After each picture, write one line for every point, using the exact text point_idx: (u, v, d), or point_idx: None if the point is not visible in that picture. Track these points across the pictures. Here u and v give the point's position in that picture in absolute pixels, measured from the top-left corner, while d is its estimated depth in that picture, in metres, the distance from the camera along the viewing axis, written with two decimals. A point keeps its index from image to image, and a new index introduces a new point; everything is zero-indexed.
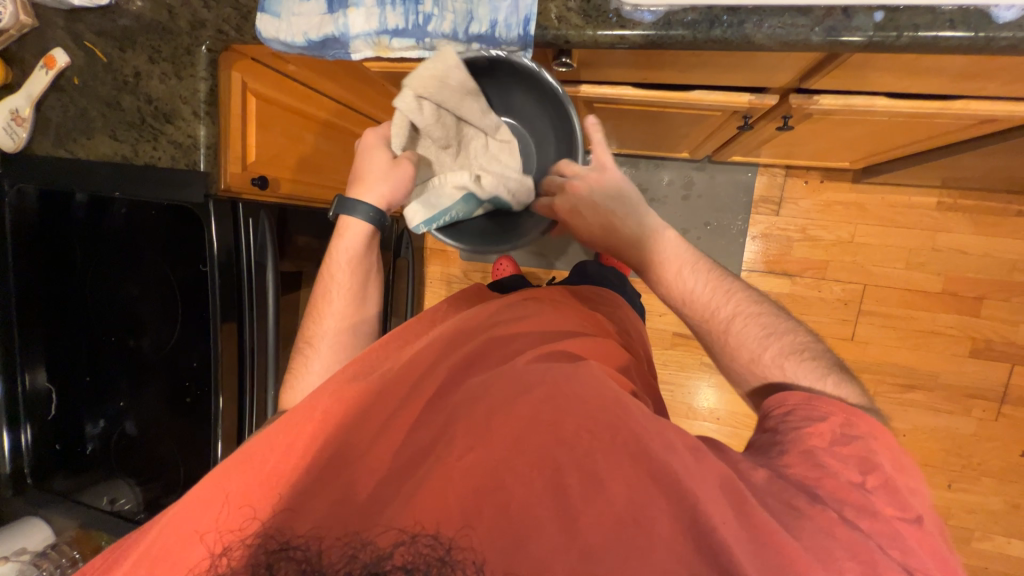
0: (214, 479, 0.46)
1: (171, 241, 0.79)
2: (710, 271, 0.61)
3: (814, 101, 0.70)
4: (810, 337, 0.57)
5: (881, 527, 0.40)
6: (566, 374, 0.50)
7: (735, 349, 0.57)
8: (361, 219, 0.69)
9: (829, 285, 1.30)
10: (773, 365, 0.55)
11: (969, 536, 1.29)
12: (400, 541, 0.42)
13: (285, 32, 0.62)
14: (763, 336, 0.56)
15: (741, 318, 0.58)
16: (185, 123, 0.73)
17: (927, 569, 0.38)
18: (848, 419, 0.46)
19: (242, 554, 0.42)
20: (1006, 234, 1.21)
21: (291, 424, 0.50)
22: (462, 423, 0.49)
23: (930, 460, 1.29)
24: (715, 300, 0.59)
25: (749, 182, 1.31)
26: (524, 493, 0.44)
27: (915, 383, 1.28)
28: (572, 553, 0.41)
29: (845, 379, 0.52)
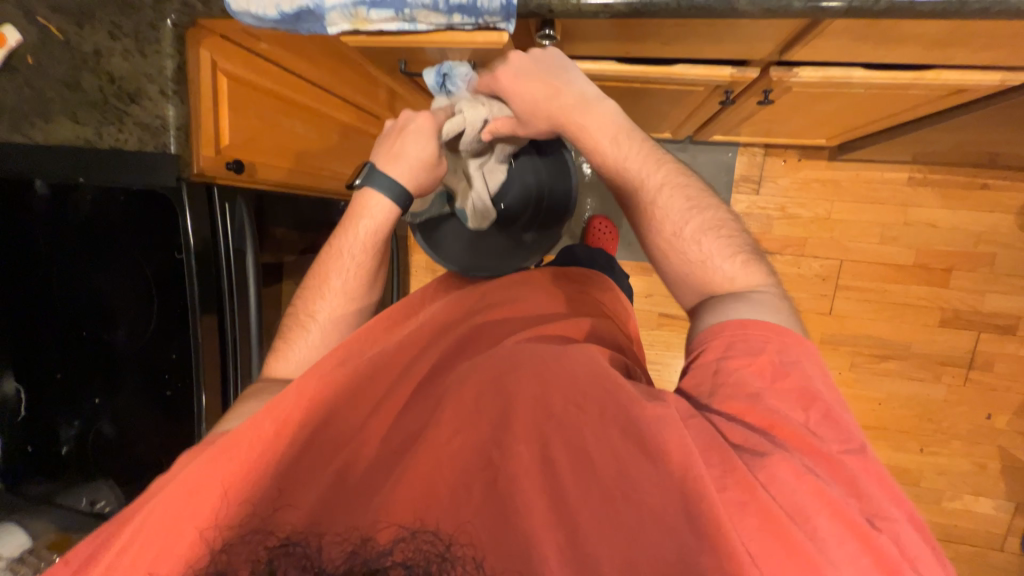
0: (201, 470, 0.43)
1: (144, 230, 0.75)
2: (641, 144, 0.58)
3: (792, 73, 0.71)
4: (727, 217, 0.56)
5: (832, 466, 0.38)
6: (553, 354, 0.48)
7: (659, 222, 0.55)
8: (388, 197, 0.64)
9: (808, 261, 1.34)
10: (693, 242, 0.54)
11: (940, 496, 1.36)
12: (399, 537, 0.39)
13: (255, 4, 0.59)
14: (685, 210, 0.55)
15: (671, 192, 0.55)
16: (151, 102, 0.70)
17: (879, 504, 0.37)
18: (784, 344, 0.45)
19: (241, 546, 0.39)
20: (972, 207, 1.26)
21: (280, 408, 0.47)
22: (450, 405, 0.48)
23: (903, 426, 1.35)
24: (647, 172, 0.56)
25: (730, 162, 1.33)
26: (512, 468, 0.43)
27: (889, 354, 1.34)
28: (560, 532, 0.39)
29: (756, 262, 0.53)
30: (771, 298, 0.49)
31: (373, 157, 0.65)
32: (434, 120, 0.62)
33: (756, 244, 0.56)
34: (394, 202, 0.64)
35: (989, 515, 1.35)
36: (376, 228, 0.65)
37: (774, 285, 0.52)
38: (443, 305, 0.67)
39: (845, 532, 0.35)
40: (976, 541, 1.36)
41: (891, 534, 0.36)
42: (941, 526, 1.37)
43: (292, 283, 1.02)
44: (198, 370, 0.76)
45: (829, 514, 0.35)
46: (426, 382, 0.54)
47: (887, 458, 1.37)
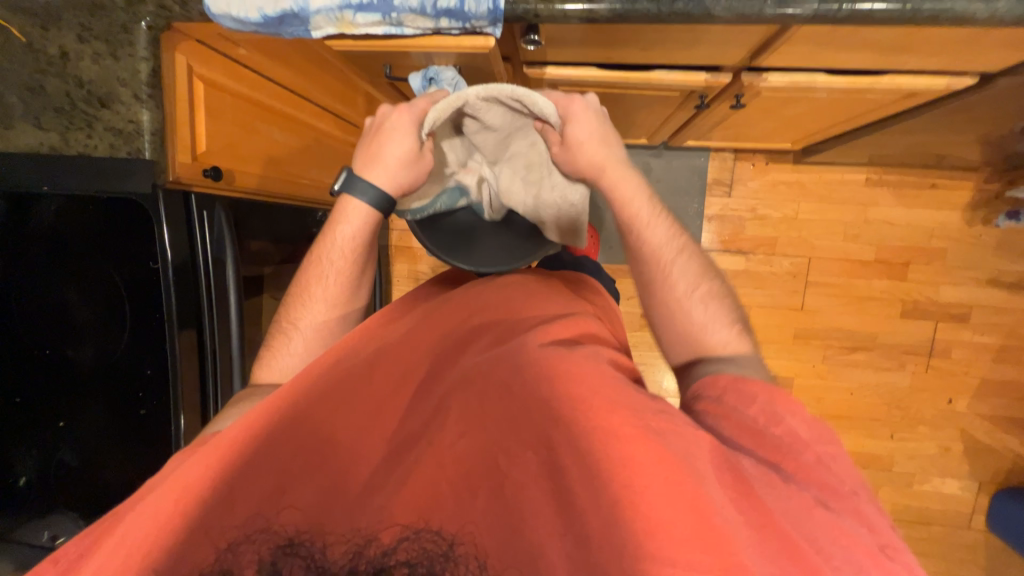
0: (198, 467, 0.41)
1: (117, 239, 0.72)
2: (665, 221, 0.65)
3: (763, 78, 0.75)
4: (723, 288, 0.65)
5: (845, 502, 0.41)
6: (561, 356, 0.48)
7: (674, 287, 0.63)
8: (366, 203, 0.64)
9: (779, 260, 1.40)
10: (694, 306, 0.62)
11: (910, 480, 1.43)
12: (403, 536, 0.41)
13: (236, 7, 0.57)
14: (691, 281, 0.63)
15: (686, 262, 0.64)
16: (124, 107, 0.67)
17: (880, 529, 0.39)
18: (772, 396, 0.47)
19: (245, 549, 0.39)
20: (924, 205, 1.35)
21: (277, 406, 0.46)
22: (456, 406, 0.49)
23: (874, 414, 1.42)
24: (669, 245, 0.64)
25: (703, 166, 1.38)
26: (519, 473, 0.43)
27: (857, 345, 1.41)
28: (567, 538, 0.40)
29: (744, 333, 0.61)
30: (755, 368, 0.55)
31: (354, 163, 0.65)
32: (410, 114, 0.62)
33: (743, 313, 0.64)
34: (371, 208, 0.64)
35: (956, 496, 1.42)
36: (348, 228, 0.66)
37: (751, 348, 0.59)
38: (434, 306, 0.62)
39: (860, 563, 0.37)
40: (945, 521, 1.43)
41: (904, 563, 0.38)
42: (913, 509, 1.44)
43: (271, 296, 0.99)
44: (175, 390, 0.72)
45: (846, 546, 0.37)
46: (422, 384, 0.53)
47: (862, 446, 1.43)
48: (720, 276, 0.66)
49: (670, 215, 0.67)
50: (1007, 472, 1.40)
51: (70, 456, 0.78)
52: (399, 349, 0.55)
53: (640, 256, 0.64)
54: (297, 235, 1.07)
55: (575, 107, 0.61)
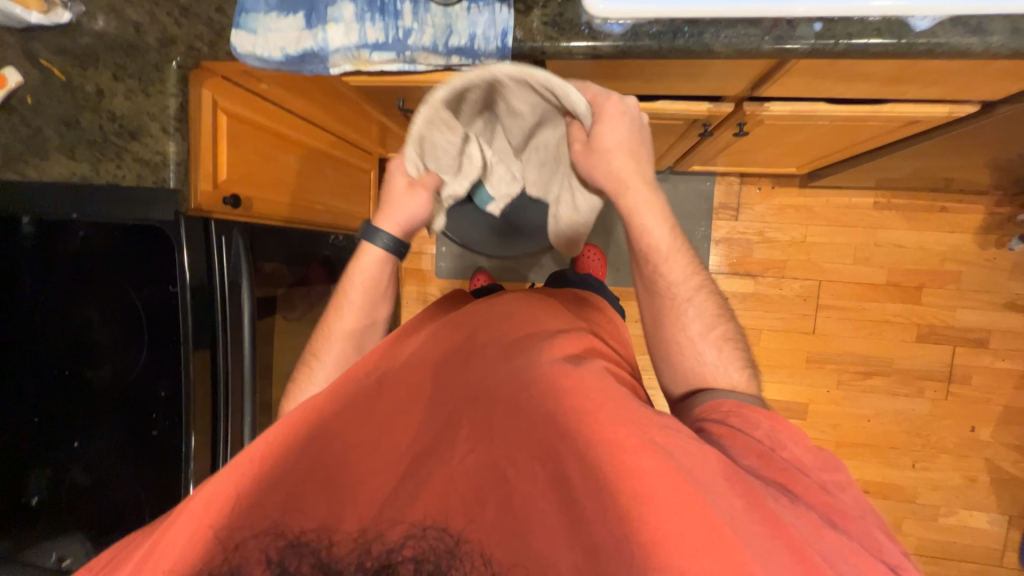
0: (219, 485, 0.43)
1: (140, 263, 0.75)
2: (685, 255, 0.64)
3: (764, 107, 0.77)
4: (735, 332, 0.64)
5: (852, 524, 0.41)
6: (565, 372, 0.47)
7: (685, 322, 0.62)
8: (381, 247, 0.71)
9: (789, 283, 1.39)
10: (705, 346, 0.61)
11: (935, 513, 1.37)
12: (410, 534, 0.42)
13: (261, 47, 0.62)
14: (706, 318, 0.62)
15: (699, 299, 0.63)
16: (152, 139, 0.71)
17: (894, 554, 0.40)
18: (773, 422, 0.49)
19: (255, 547, 0.40)
20: (934, 228, 1.34)
21: (287, 422, 0.47)
22: (466, 422, 0.49)
23: (894, 442, 1.38)
24: (685, 280, 0.63)
25: (709, 191, 1.40)
26: (526, 486, 0.43)
27: (873, 370, 1.38)
28: (576, 549, 0.40)
29: (751, 372, 0.61)
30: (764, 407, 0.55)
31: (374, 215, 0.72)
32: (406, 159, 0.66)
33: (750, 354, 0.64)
34: (388, 252, 0.71)
35: (986, 530, 1.36)
36: (414, 211, 0.69)
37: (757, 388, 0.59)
38: (446, 322, 0.63)
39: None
40: (975, 558, 1.36)
41: None
42: (939, 544, 1.37)
43: (283, 318, 1.01)
44: (189, 409, 0.74)
45: (858, 565, 0.37)
46: (432, 398, 0.53)
47: (882, 476, 1.38)
48: (733, 318, 0.66)
49: (691, 251, 0.65)
50: None
51: (82, 477, 0.79)
52: (408, 366, 0.55)
53: (656, 289, 0.63)
54: (309, 258, 1.09)
55: (615, 108, 0.57)
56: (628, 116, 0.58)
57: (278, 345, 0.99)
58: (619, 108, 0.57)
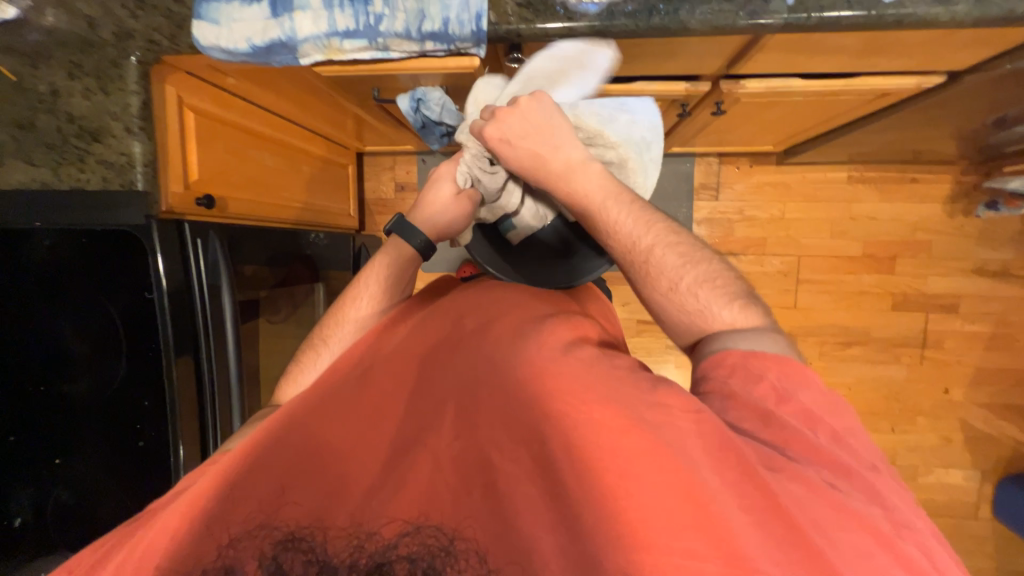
0: (213, 480, 0.42)
1: (111, 271, 0.72)
2: (630, 203, 0.59)
3: (741, 85, 0.77)
4: (720, 265, 0.58)
5: (856, 481, 0.40)
6: (552, 357, 0.47)
7: (655, 278, 0.56)
8: (411, 243, 0.69)
9: (770, 259, 1.42)
10: (689, 295, 0.55)
11: (914, 472, 1.43)
12: (403, 531, 0.40)
13: (225, 39, 0.60)
14: (680, 266, 0.56)
15: (662, 250, 0.56)
16: (115, 140, 0.68)
17: (901, 513, 0.39)
18: (782, 371, 0.46)
19: (251, 544, 0.39)
20: (906, 199, 1.38)
21: (281, 418, 0.48)
22: (451, 409, 0.48)
23: (874, 408, 1.43)
24: (639, 234, 0.57)
25: (689, 172, 1.41)
26: (512, 469, 0.43)
27: (853, 340, 1.42)
28: (561, 532, 0.39)
29: (754, 306, 0.54)
30: (778, 340, 0.50)
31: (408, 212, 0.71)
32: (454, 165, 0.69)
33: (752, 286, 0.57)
34: (420, 252, 0.70)
35: (961, 486, 1.43)
36: (453, 219, 0.70)
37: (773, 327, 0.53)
38: (432, 311, 0.61)
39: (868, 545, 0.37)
40: (951, 512, 1.44)
41: (919, 543, 0.38)
42: (919, 501, 1.44)
43: (266, 319, 0.99)
44: (174, 417, 0.72)
45: (855, 526, 0.37)
46: (416, 388, 0.51)
47: None
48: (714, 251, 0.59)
49: (639, 196, 0.60)
50: (1008, 458, 1.41)
51: (66, 493, 0.77)
52: (395, 357, 0.54)
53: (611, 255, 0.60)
54: (291, 258, 1.06)
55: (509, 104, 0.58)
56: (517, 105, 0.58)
57: (263, 347, 0.97)
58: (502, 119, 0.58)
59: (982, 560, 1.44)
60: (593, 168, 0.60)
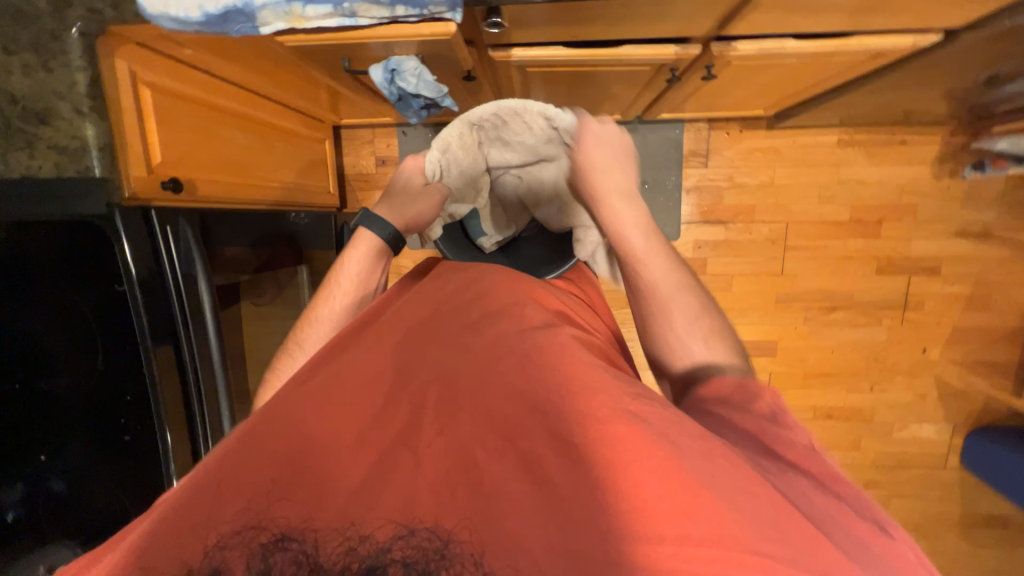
0: (199, 483, 0.38)
1: (85, 260, 0.67)
2: (666, 253, 0.61)
3: (732, 47, 0.74)
4: (727, 329, 0.57)
5: (842, 483, 0.37)
6: (540, 347, 0.47)
7: (670, 320, 0.56)
8: (381, 237, 0.71)
9: (758, 227, 1.42)
10: (694, 343, 0.55)
11: (890, 428, 1.50)
12: (397, 534, 0.36)
13: (175, 6, 0.55)
14: (694, 316, 0.56)
15: (684, 294, 0.57)
16: (64, 122, 0.63)
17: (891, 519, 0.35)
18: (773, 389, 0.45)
19: (238, 545, 0.35)
20: (894, 163, 1.37)
21: (265, 416, 0.44)
22: (433, 405, 0.45)
23: (854, 369, 1.48)
24: (666, 275, 0.58)
25: (678, 139, 1.38)
26: (496, 468, 0.39)
27: (836, 304, 1.45)
28: (551, 528, 0.35)
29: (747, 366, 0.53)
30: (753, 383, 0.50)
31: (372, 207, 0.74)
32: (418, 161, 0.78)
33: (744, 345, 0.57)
34: (387, 244, 0.71)
35: (933, 438, 1.50)
36: (422, 208, 0.77)
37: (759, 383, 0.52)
38: (414, 299, 0.59)
39: (865, 537, 0.33)
40: (922, 463, 1.52)
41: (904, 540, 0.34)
42: (893, 454, 1.51)
43: (251, 303, 0.98)
44: (158, 407, 0.71)
45: (848, 520, 0.34)
46: (391, 387, 0.47)
47: (844, 400, 1.49)
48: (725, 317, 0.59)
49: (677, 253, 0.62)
50: (978, 412, 1.48)
51: (58, 482, 0.73)
52: (377, 348, 0.51)
53: (635, 288, 0.60)
54: (273, 237, 1.03)
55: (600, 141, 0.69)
56: (601, 139, 0.69)
57: (246, 332, 0.95)
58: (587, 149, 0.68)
59: (948, 506, 1.53)
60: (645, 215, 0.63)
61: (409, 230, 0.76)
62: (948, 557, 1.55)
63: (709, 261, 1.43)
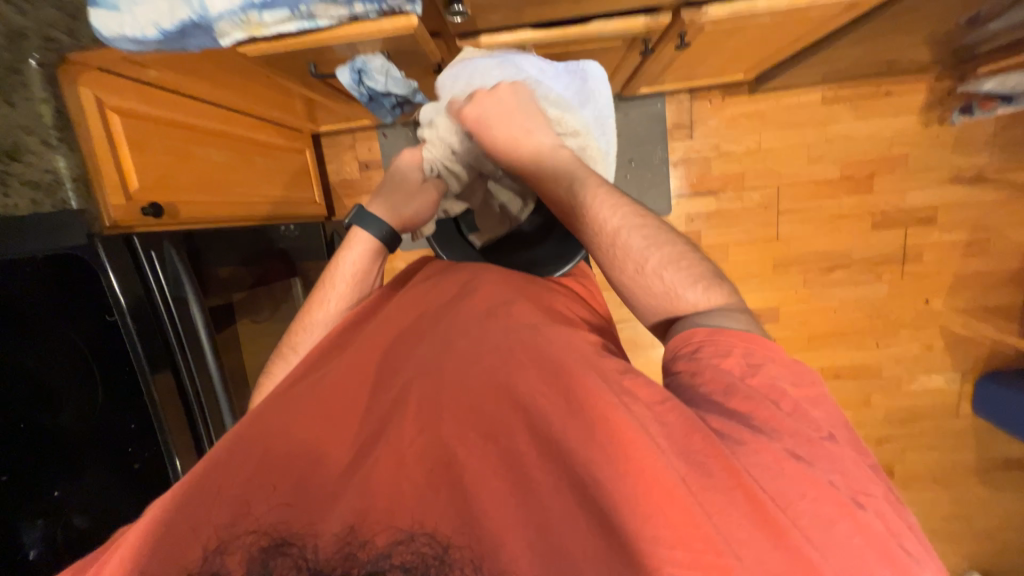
0: (194, 489, 0.39)
1: (78, 293, 0.66)
2: (602, 189, 0.57)
3: (703, 13, 0.72)
4: (687, 248, 0.54)
5: (817, 450, 0.37)
6: (524, 342, 0.47)
7: (622, 260, 0.54)
8: (375, 235, 0.69)
9: (749, 193, 1.40)
10: (655, 277, 0.52)
11: (899, 381, 1.50)
12: (397, 539, 0.36)
13: (130, 26, 0.54)
14: (646, 248, 0.53)
15: (632, 230, 0.54)
16: (35, 155, 0.64)
17: (869, 488, 0.36)
18: (748, 347, 0.43)
19: (241, 555, 0.36)
20: (881, 115, 1.35)
21: (254, 425, 0.44)
22: (414, 401, 0.44)
23: (858, 326, 1.47)
24: (606, 215, 0.55)
25: (661, 112, 1.36)
26: (478, 464, 0.39)
27: (835, 264, 1.44)
28: (532, 526, 0.37)
29: (718, 286, 0.52)
30: (747, 322, 0.48)
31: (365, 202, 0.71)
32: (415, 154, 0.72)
33: (716, 265, 0.54)
34: (383, 242, 0.70)
35: (942, 388, 1.50)
36: (420, 207, 0.72)
37: (740, 307, 0.51)
38: (400, 303, 0.59)
39: (827, 516, 0.34)
40: (934, 414, 1.52)
41: (877, 510, 0.35)
42: (905, 407, 1.51)
43: (249, 320, 0.98)
44: (166, 434, 0.71)
45: (814, 498, 0.34)
46: (374, 390, 0.48)
47: (850, 359, 1.49)
48: (682, 237, 0.56)
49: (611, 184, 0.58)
50: (986, 358, 1.47)
51: (78, 517, 0.72)
52: (362, 353, 0.51)
53: (586, 240, 0.57)
54: (266, 256, 1.02)
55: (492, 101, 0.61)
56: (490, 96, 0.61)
57: (245, 349, 0.95)
58: (475, 113, 0.61)
59: (962, 453, 1.53)
60: (568, 158, 0.61)
61: (404, 228, 0.73)
62: (966, 504, 1.56)
63: (703, 233, 1.42)
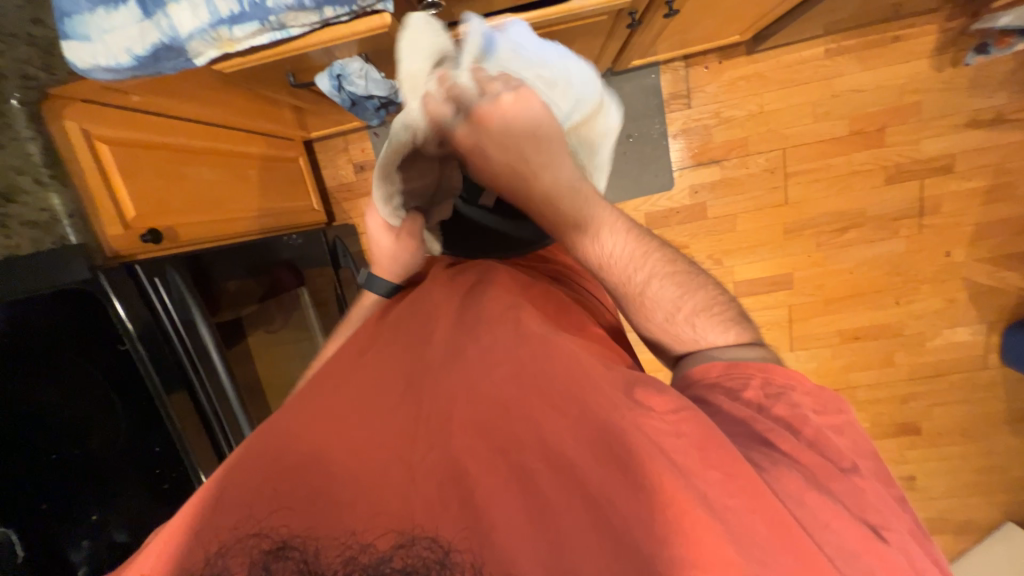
0: (211, 492, 0.40)
1: (84, 319, 0.66)
2: (629, 230, 0.55)
3: None
4: (715, 293, 0.56)
5: (838, 483, 0.40)
6: (534, 353, 0.45)
7: (650, 311, 0.55)
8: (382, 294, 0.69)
9: (754, 158, 1.36)
10: (685, 326, 0.54)
11: (922, 338, 1.46)
12: (399, 543, 0.36)
13: (102, 55, 0.54)
14: (677, 297, 0.54)
15: (659, 280, 0.55)
16: (30, 195, 0.65)
17: (889, 520, 0.39)
18: (769, 373, 0.48)
19: (238, 558, 0.36)
20: (889, 62, 1.29)
21: (267, 434, 0.44)
22: (423, 415, 0.43)
23: (877, 286, 1.43)
24: (634, 268, 0.54)
25: (656, 84, 1.32)
26: (487, 477, 0.38)
27: (849, 224, 1.39)
28: (541, 540, 0.36)
29: (742, 330, 0.54)
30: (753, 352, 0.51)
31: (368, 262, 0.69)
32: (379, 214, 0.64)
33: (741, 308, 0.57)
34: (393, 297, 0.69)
35: (968, 341, 1.46)
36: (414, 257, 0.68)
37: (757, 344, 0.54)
38: (408, 305, 0.58)
39: (849, 543, 0.37)
40: (961, 368, 1.48)
41: (899, 544, 0.38)
42: (930, 364, 1.48)
43: (263, 332, 1.00)
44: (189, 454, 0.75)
45: (838, 527, 0.37)
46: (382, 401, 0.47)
47: (870, 319, 1.45)
48: (704, 272, 0.58)
49: (637, 225, 0.57)
50: (1014, 307, 1.42)
51: (118, 533, 0.73)
52: (370, 366, 0.50)
53: (610, 289, 0.56)
54: (271, 264, 1.01)
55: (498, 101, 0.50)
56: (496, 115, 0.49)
57: (260, 362, 0.97)
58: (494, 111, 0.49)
59: (992, 406, 1.50)
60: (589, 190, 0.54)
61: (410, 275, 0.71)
62: (998, 456, 1.53)
63: (708, 205, 1.38)
